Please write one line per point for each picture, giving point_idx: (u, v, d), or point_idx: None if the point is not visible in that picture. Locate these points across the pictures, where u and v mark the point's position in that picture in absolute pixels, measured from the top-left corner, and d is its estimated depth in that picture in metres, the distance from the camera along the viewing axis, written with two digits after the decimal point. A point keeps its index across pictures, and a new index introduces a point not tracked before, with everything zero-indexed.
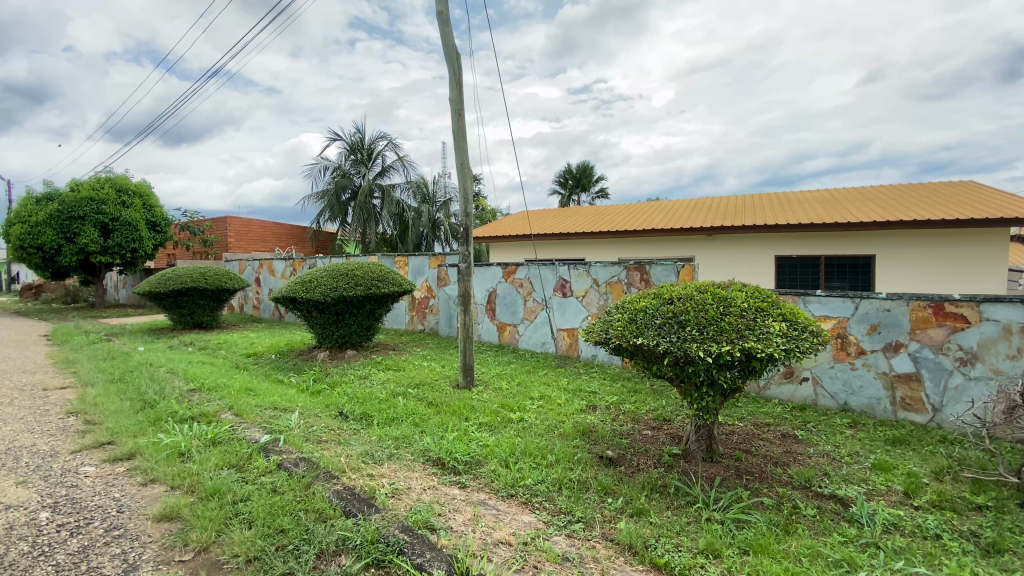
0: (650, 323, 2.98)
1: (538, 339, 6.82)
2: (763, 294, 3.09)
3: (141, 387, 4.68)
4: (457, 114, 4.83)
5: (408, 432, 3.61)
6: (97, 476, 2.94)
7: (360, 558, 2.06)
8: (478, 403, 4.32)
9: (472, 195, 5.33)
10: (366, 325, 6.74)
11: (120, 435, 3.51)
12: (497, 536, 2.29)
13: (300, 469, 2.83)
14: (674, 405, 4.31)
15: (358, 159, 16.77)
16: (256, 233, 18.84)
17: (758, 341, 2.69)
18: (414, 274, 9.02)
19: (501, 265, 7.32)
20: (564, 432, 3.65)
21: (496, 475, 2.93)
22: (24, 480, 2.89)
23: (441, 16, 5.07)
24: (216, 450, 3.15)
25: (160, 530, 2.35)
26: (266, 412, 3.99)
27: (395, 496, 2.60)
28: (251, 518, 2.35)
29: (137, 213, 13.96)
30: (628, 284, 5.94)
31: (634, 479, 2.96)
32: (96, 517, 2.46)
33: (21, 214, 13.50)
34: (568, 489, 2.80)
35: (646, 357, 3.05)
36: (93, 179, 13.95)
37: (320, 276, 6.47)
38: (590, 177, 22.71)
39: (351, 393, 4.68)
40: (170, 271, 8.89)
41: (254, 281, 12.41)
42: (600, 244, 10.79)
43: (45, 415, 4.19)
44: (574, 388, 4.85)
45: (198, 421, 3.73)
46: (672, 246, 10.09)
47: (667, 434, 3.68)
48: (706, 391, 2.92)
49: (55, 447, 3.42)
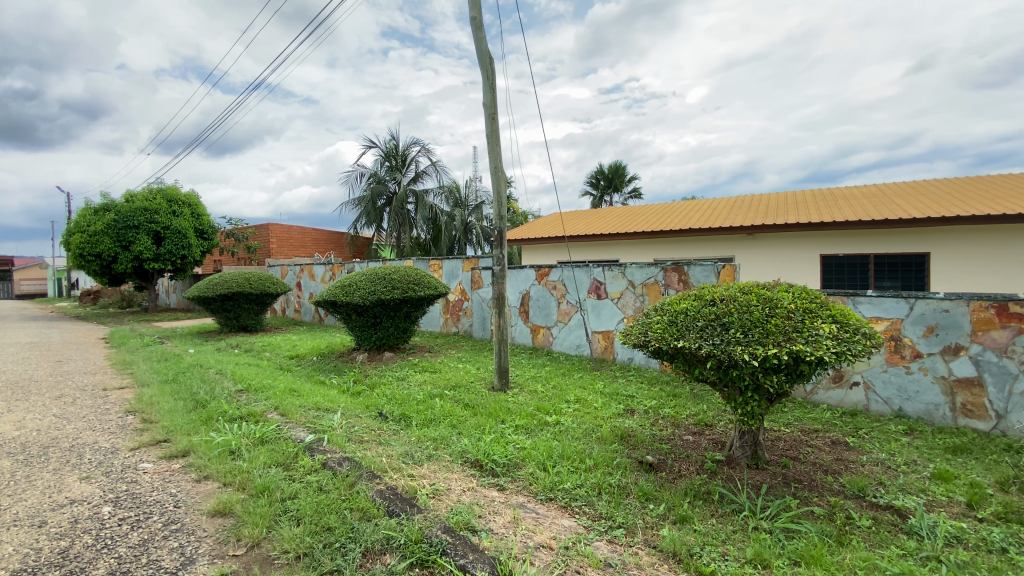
0: (692, 326, 2.90)
1: (572, 341, 6.77)
2: (811, 294, 2.97)
3: (192, 388, 4.89)
4: (491, 117, 4.86)
5: (446, 433, 3.65)
6: (154, 472, 3.09)
7: (405, 558, 2.09)
8: (514, 406, 4.32)
9: (505, 198, 5.31)
10: (403, 328, 6.85)
11: (175, 433, 3.68)
12: (538, 539, 2.28)
13: (344, 468, 2.90)
14: (716, 410, 4.19)
15: (393, 165, 17.13)
16: (296, 239, 19.48)
17: (807, 343, 2.58)
18: (448, 277, 9.12)
19: (534, 267, 7.33)
20: (602, 436, 3.60)
21: (535, 478, 2.92)
22: (88, 476, 3.06)
23: (474, 22, 5.14)
24: (264, 449, 3.26)
25: (214, 525, 2.45)
26: (310, 412, 4.12)
27: (436, 497, 2.62)
28: (299, 516, 2.41)
29: (186, 222, 14.69)
30: (665, 286, 5.83)
31: (676, 485, 2.90)
32: (155, 512, 2.58)
33: (81, 223, 14.32)
34: (608, 494, 2.76)
35: (688, 360, 2.97)
36: (146, 190, 14.73)
37: (359, 280, 6.62)
38: (622, 177, 22.47)
39: (390, 394, 4.79)
40: (218, 276, 9.26)
41: (295, 285, 12.82)
42: (634, 245, 10.65)
43: (106, 414, 4.43)
44: (611, 391, 4.78)
45: (246, 421, 3.87)
46: (710, 246, 9.83)
47: (709, 440, 3.58)
48: (751, 396, 2.83)
49: (115, 445, 3.62)
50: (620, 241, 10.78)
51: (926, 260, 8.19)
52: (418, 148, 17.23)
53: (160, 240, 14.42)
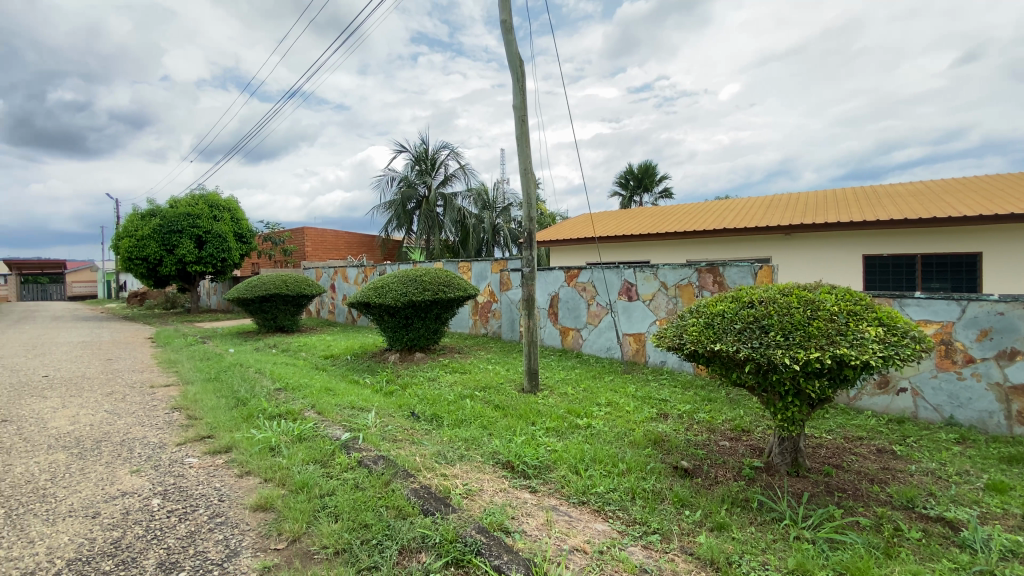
0: (729, 329, 2.83)
1: (603, 343, 6.71)
2: (855, 296, 2.86)
3: (233, 386, 5.06)
4: (520, 119, 4.87)
5: (477, 434, 3.67)
6: (200, 467, 3.21)
7: (440, 557, 2.11)
8: (544, 408, 4.30)
9: (535, 201, 5.31)
10: (433, 329, 6.92)
11: (218, 429, 3.83)
12: (572, 543, 2.26)
13: (379, 466, 2.96)
14: (753, 415, 4.08)
15: (423, 169, 17.26)
16: (329, 242, 19.96)
17: (851, 347, 2.48)
18: (477, 279, 9.19)
19: (563, 269, 7.30)
20: (634, 440, 3.55)
21: (566, 481, 2.90)
22: (138, 469, 3.21)
23: (504, 25, 5.16)
24: (302, 446, 3.35)
25: (256, 519, 2.53)
26: (346, 411, 4.21)
27: (469, 497, 2.64)
28: (336, 513, 2.47)
29: (226, 226, 15.27)
30: (699, 287, 5.72)
31: (712, 492, 2.83)
32: (201, 505, 2.69)
33: (129, 229, 15.04)
34: (641, 499, 2.72)
35: (725, 363, 2.90)
36: (189, 196, 15.39)
37: (391, 282, 6.73)
38: (652, 178, 22.16)
39: (421, 394, 4.85)
40: (257, 278, 9.58)
41: (329, 287, 13.15)
42: (666, 246, 10.47)
43: (153, 410, 4.64)
44: (643, 395, 4.71)
45: (284, 418, 3.99)
46: (745, 246, 9.58)
47: (746, 446, 3.49)
48: (792, 401, 2.74)
49: (163, 440, 3.78)
50: (651, 242, 10.62)
51: (978, 260, 7.79)
52: (447, 151, 17.41)
53: (202, 243, 15.02)
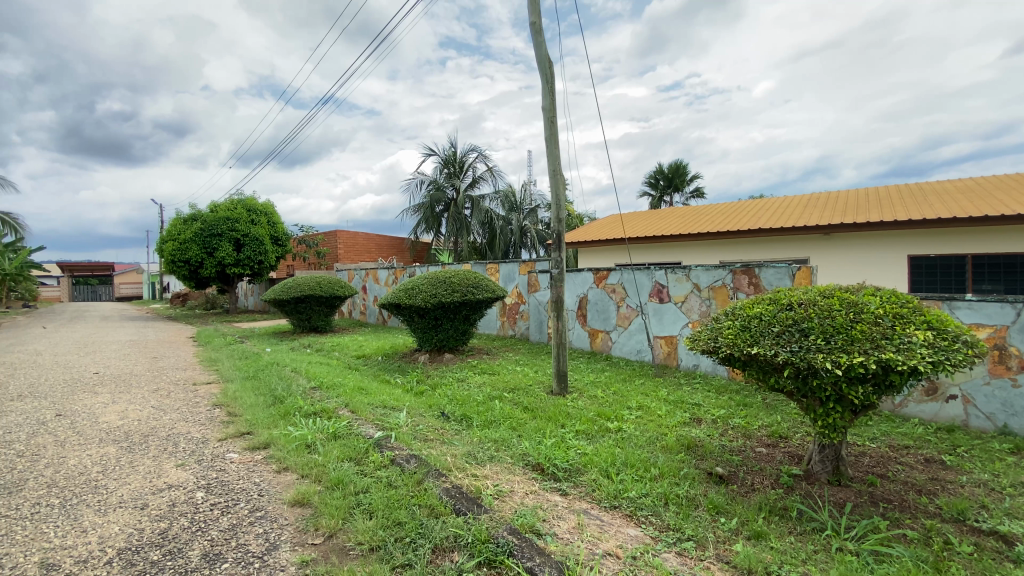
0: (767, 332, 2.75)
1: (633, 346, 6.62)
2: (901, 298, 2.73)
3: (271, 385, 5.22)
4: (549, 121, 4.86)
5: (507, 435, 3.67)
6: (240, 462, 3.33)
7: (472, 556, 2.12)
8: (574, 411, 4.28)
9: (564, 202, 5.28)
10: (462, 330, 6.97)
11: (257, 426, 3.96)
12: (604, 547, 2.24)
13: (411, 465, 3.00)
14: (791, 421, 3.95)
15: (451, 172, 17.42)
16: (361, 244, 20.36)
17: (898, 351, 2.37)
18: (505, 280, 9.22)
19: (592, 270, 7.24)
20: (667, 445, 3.49)
21: (598, 485, 2.87)
22: (183, 463, 3.35)
23: (533, 27, 5.17)
24: (337, 443, 3.43)
25: (295, 514, 2.60)
26: (378, 410, 4.29)
27: (500, 498, 2.65)
28: (371, 510, 2.51)
29: (263, 230, 15.80)
30: (734, 289, 5.59)
31: (749, 499, 2.76)
32: (242, 499, 2.78)
33: (173, 232, 15.72)
34: (675, 505, 2.67)
35: (762, 368, 2.82)
36: (228, 200, 15.99)
37: (421, 284, 6.82)
38: (683, 177, 21.76)
39: (451, 395, 4.90)
40: (292, 280, 9.87)
41: (361, 288, 13.42)
42: (698, 247, 10.27)
43: (197, 406, 4.84)
44: (675, 399, 4.62)
45: (320, 416, 4.09)
46: (782, 247, 9.31)
47: (784, 453, 3.38)
48: (833, 407, 2.64)
49: (205, 435, 3.94)
50: (683, 243, 10.42)
51: None
52: (475, 154, 17.55)
53: (240, 246, 15.56)
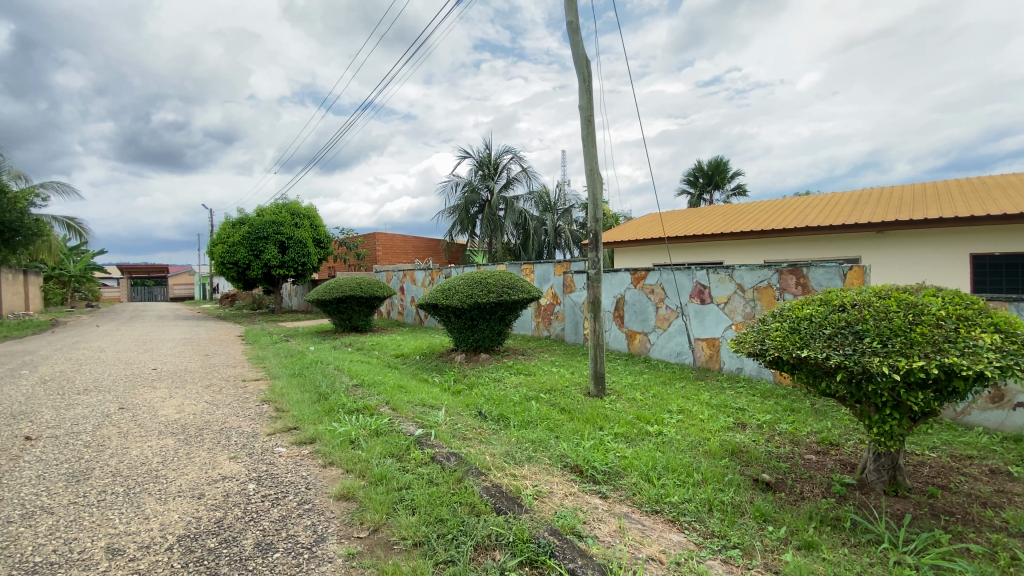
0: (818, 334, 2.65)
1: (672, 348, 6.49)
2: (965, 299, 2.57)
3: (315, 382, 5.41)
4: (587, 119, 4.83)
5: (545, 436, 3.66)
6: (288, 456, 3.46)
7: (514, 556, 2.13)
8: (612, 413, 4.23)
9: (601, 201, 5.22)
10: (498, 330, 7.01)
11: (303, 422, 4.10)
12: (647, 552, 2.20)
13: (451, 463, 3.05)
14: (843, 428, 3.78)
15: (485, 173, 17.54)
16: (399, 246, 20.78)
17: (962, 356, 2.23)
18: (540, 281, 9.22)
19: (630, 271, 7.15)
20: (710, 450, 3.40)
21: (638, 489, 2.83)
22: (236, 456, 3.51)
23: (571, 26, 5.15)
24: (379, 440, 3.51)
25: (340, 507, 2.68)
26: (417, 408, 4.36)
27: (540, 498, 2.65)
28: (414, 506, 2.56)
29: (306, 233, 16.38)
30: (781, 290, 5.43)
31: (798, 508, 2.66)
32: (290, 492, 2.89)
33: (223, 235, 16.49)
34: (719, 511, 2.60)
35: (812, 371, 2.71)
36: (274, 205, 16.65)
37: (458, 285, 6.90)
38: (723, 175, 21.17)
39: (488, 394, 4.93)
40: (334, 281, 10.19)
41: (398, 289, 13.71)
42: (741, 246, 9.97)
43: (246, 402, 5.06)
44: (718, 403, 4.50)
45: (362, 413, 4.20)
46: (830, 246, 8.92)
47: (836, 461, 3.24)
48: (890, 414, 2.51)
49: (255, 429, 4.11)
50: (724, 242, 10.14)
51: None
52: (510, 155, 17.62)
53: (285, 249, 16.16)
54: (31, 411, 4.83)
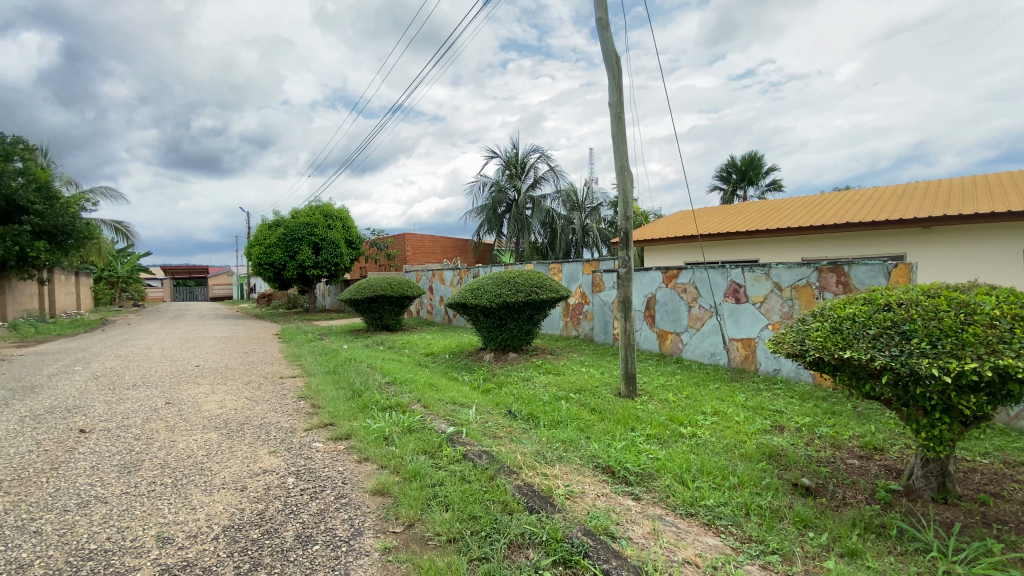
0: (862, 334, 2.55)
1: (705, 348, 6.36)
2: (1022, 298, 2.43)
3: (350, 379, 5.54)
4: (617, 116, 4.78)
5: (575, 437, 3.65)
6: (325, 451, 3.55)
7: (548, 555, 2.13)
8: (644, 414, 4.18)
9: (632, 198, 5.16)
10: (526, 329, 7.01)
11: (339, 418, 4.21)
12: (682, 555, 2.17)
13: (483, 461, 3.07)
14: (888, 433, 3.63)
15: (513, 173, 17.56)
16: (428, 246, 21.04)
17: (1019, 357, 2.11)
18: (568, 280, 9.18)
19: (661, 269, 7.05)
20: (746, 453, 3.32)
21: (672, 491, 2.79)
22: (275, 450, 3.63)
23: (600, 22, 5.10)
24: (412, 437, 3.57)
25: (376, 502, 2.75)
26: (447, 406, 4.42)
27: (573, 498, 2.65)
28: (447, 502, 2.60)
29: (338, 234, 16.78)
30: (820, 289, 5.26)
31: (840, 514, 2.57)
32: (328, 486, 2.97)
33: (260, 237, 17.04)
34: (757, 516, 2.54)
35: (854, 373, 2.62)
36: (308, 207, 17.11)
37: (486, 284, 6.94)
38: (757, 170, 20.60)
39: (517, 394, 4.94)
40: (366, 280, 10.40)
41: (428, 288, 13.89)
42: (776, 244, 9.70)
43: (284, 398, 5.22)
44: (754, 405, 4.39)
45: (395, 410, 4.28)
46: (873, 243, 8.58)
47: (880, 466, 3.12)
48: (938, 418, 2.40)
49: (293, 425, 4.24)
50: (759, 240, 9.88)
51: None
52: (538, 155, 17.60)
53: (318, 249, 16.58)
54: (85, 406, 5.11)
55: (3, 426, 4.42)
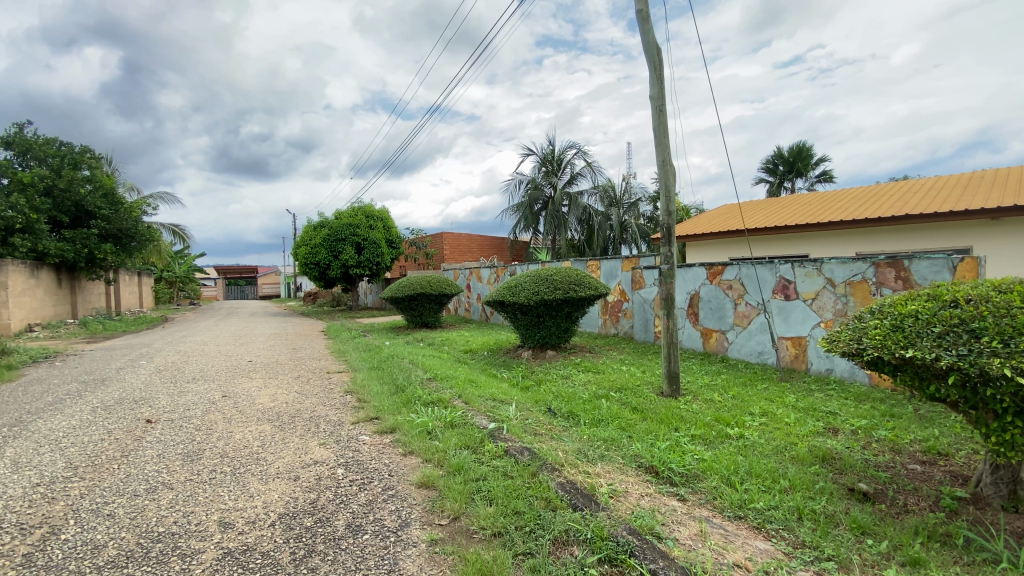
0: (926, 332, 2.41)
1: (753, 347, 6.16)
2: None
3: (393, 374, 5.70)
4: (658, 110, 4.69)
5: (617, 436, 3.62)
6: (372, 444, 3.67)
7: (593, 552, 2.13)
8: (688, 414, 4.09)
9: (674, 193, 5.05)
10: (564, 327, 6.99)
11: (383, 412, 4.33)
12: (732, 558, 2.13)
13: (525, 457, 3.10)
14: (954, 437, 3.41)
15: (550, 170, 17.46)
16: (465, 245, 21.28)
17: None
18: (607, 277, 9.09)
19: (705, 266, 6.88)
20: (798, 455, 3.21)
21: (719, 493, 2.72)
22: (325, 442, 3.78)
23: (641, 14, 5.01)
24: (454, 432, 3.64)
25: (421, 494, 2.82)
26: (488, 402, 4.48)
27: (616, 497, 2.62)
28: (491, 497, 2.63)
29: (379, 234, 17.22)
30: (877, 284, 5.00)
31: (901, 521, 2.44)
32: (375, 478, 3.06)
33: (305, 238, 17.70)
34: (811, 520, 2.45)
35: (917, 373, 2.48)
36: (350, 208, 17.63)
37: (525, 281, 6.96)
38: (807, 161, 19.71)
39: (557, 391, 4.94)
40: (406, 279, 10.62)
41: (466, 286, 14.07)
42: (828, 238, 9.24)
43: (332, 392, 5.42)
44: (806, 406, 4.22)
45: (437, 405, 4.38)
46: (935, 235, 8.08)
47: (945, 472, 2.94)
48: (1011, 422, 2.24)
49: (341, 418, 4.39)
50: (810, 234, 9.46)
51: None
52: (575, 151, 17.45)
53: (360, 249, 17.06)
54: (151, 397, 5.46)
55: (79, 416, 4.78)
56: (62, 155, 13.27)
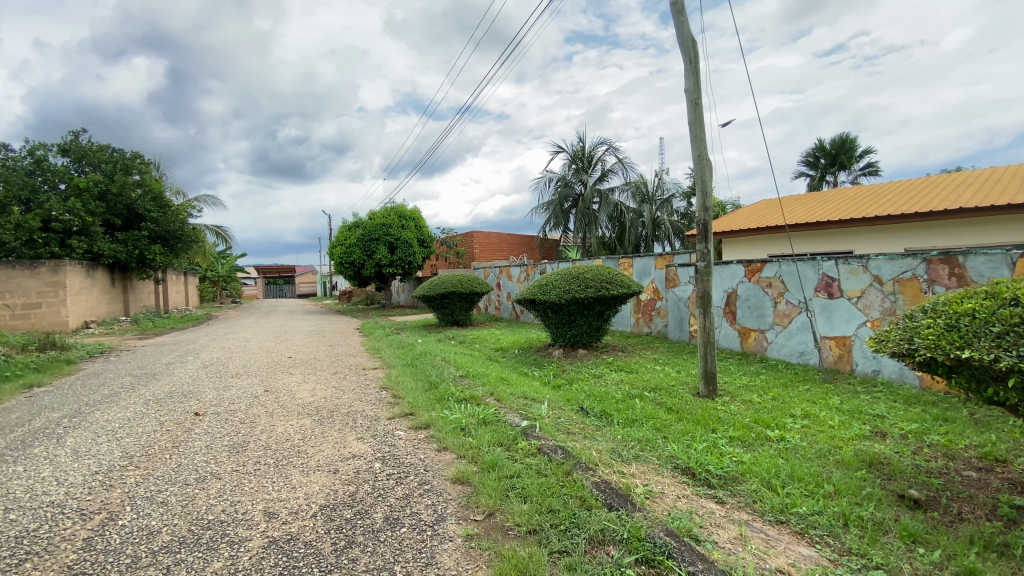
0: (984, 332, 2.28)
1: (794, 347, 5.95)
2: None
3: (426, 371, 5.80)
4: (693, 103, 4.59)
5: (652, 436, 3.57)
6: (407, 439, 3.74)
7: (630, 553, 2.12)
8: (726, 416, 3.99)
9: (710, 187, 4.93)
10: (596, 325, 6.94)
11: (418, 409, 4.41)
12: (773, 563, 2.08)
13: (559, 455, 3.10)
14: (1015, 444, 3.21)
15: (580, 167, 17.29)
16: (495, 243, 21.38)
17: None
18: (640, 276, 8.96)
19: (743, 263, 6.70)
20: (843, 459, 3.09)
21: (759, 496, 2.66)
22: (362, 437, 3.88)
23: (675, 6, 4.91)
24: (486, 429, 3.68)
25: (456, 489, 2.86)
26: (520, 400, 4.50)
27: (652, 498, 2.60)
28: (525, 494, 2.65)
29: (411, 233, 17.49)
30: (928, 282, 4.76)
31: (955, 530, 2.33)
32: (411, 472, 3.13)
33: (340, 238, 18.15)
34: (858, 527, 2.36)
35: (975, 375, 2.35)
36: (383, 209, 17.98)
37: (556, 280, 6.94)
38: (850, 153, 18.89)
39: (588, 390, 4.91)
40: (437, 278, 10.76)
41: (496, 285, 14.15)
42: (874, 234, 8.83)
43: (368, 388, 5.55)
44: (851, 409, 4.06)
45: (470, 402, 4.42)
46: (992, 229, 7.61)
47: (1004, 480, 2.77)
48: None
49: (377, 414, 4.50)
50: (854, 228, 9.06)
51: None
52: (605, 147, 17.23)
53: (393, 249, 17.37)
54: (198, 391, 5.73)
55: (133, 408, 5.06)
56: (115, 161, 14.00)
